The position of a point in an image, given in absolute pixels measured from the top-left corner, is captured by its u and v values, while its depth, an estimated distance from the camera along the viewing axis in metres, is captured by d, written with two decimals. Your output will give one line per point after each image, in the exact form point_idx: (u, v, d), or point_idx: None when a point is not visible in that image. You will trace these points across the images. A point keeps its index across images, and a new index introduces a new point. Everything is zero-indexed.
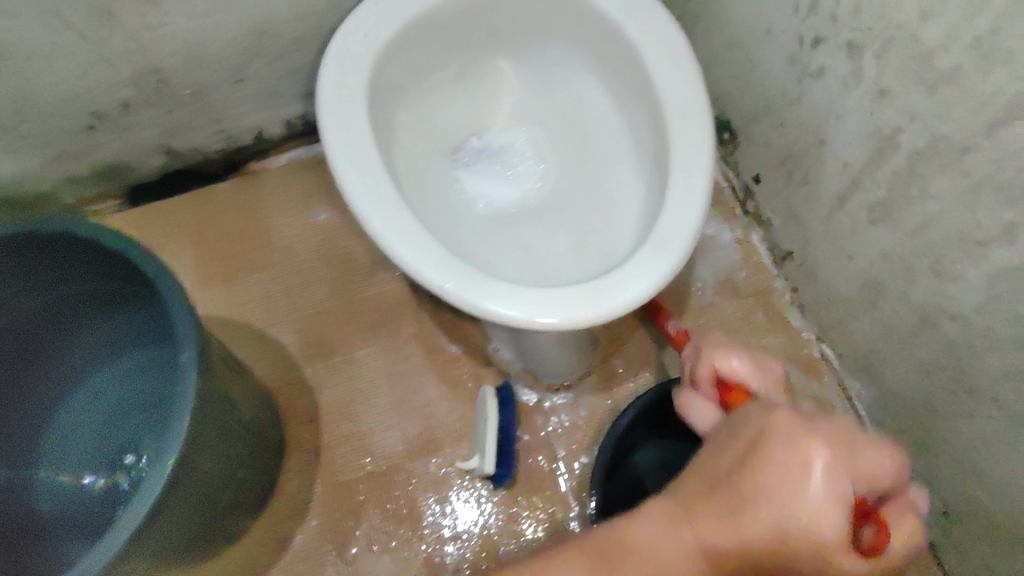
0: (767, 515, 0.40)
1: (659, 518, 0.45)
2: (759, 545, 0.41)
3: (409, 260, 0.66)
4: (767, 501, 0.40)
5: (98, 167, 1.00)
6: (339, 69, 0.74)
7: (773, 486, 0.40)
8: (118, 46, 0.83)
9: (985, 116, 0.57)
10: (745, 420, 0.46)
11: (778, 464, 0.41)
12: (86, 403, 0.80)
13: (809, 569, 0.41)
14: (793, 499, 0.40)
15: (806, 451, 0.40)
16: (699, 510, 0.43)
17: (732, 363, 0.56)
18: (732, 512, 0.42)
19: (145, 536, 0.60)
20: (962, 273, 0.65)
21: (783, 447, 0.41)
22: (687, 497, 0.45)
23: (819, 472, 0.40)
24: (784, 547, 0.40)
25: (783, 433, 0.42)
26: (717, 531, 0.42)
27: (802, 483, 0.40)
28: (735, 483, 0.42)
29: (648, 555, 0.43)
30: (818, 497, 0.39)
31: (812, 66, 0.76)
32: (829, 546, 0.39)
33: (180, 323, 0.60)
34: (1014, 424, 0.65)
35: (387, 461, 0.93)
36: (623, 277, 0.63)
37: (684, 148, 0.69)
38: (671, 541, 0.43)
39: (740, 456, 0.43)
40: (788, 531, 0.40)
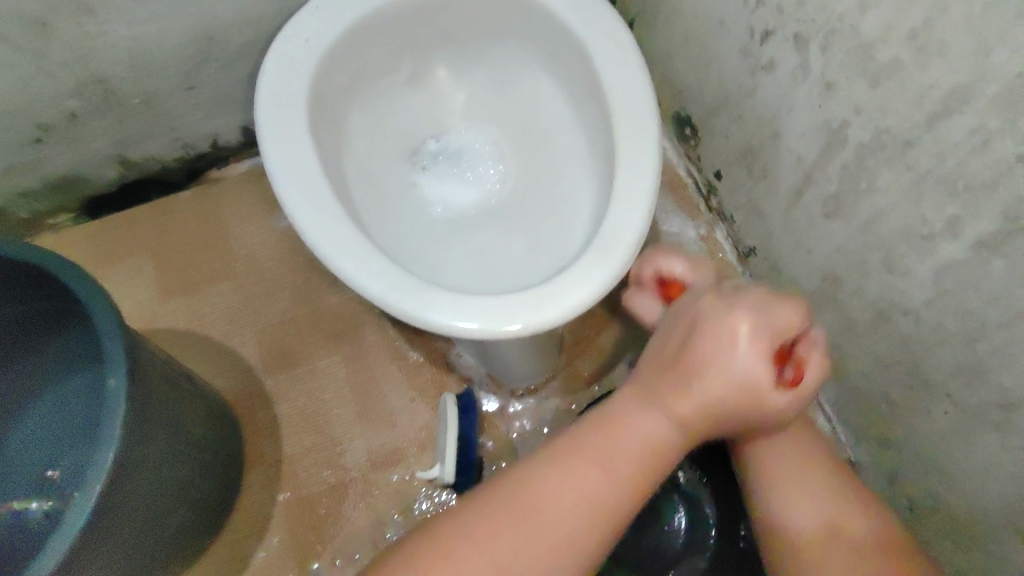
0: (717, 379, 0.50)
1: (632, 404, 0.52)
2: (709, 400, 0.50)
3: (347, 270, 0.65)
4: (714, 367, 0.50)
5: (51, 179, 0.98)
6: (278, 77, 0.73)
7: (714, 358, 0.50)
8: (58, 57, 0.82)
9: (925, 108, 0.56)
10: (678, 316, 0.56)
11: (710, 335, 0.51)
12: (30, 428, 0.76)
13: (758, 412, 0.50)
14: (728, 364, 0.49)
15: (730, 325, 0.50)
16: (660, 387, 0.52)
17: (676, 264, 0.66)
18: (687, 382, 0.50)
19: (78, 558, 0.61)
20: (912, 268, 0.64)
21: (711, 326, 0.51)
22: (651, 381, 0.53)
23: (744, 336, 0.49)
24: (732, 399, 0.50)
25: (711, 316, 0.52)
26: (681, 401, 0.50)
27: (733, 347, 0.49)
28: (683, 361, 0.52)
29: (634, 429, 0.51)
30: (746, 357, 0.49)
31: (763, 59, 0.74)
32: (764, 392, 0.49)
33: (110, 341, 0.62)
34: (967, 420, 0.64)
35: (350, 471, 0.92)
36: (567, 281, 0.62)
37: (629, 149, 0.68)
38: (650, 416, 0.51)
39: (679, 345, 0.53)
40: (728, 385, 0.49)
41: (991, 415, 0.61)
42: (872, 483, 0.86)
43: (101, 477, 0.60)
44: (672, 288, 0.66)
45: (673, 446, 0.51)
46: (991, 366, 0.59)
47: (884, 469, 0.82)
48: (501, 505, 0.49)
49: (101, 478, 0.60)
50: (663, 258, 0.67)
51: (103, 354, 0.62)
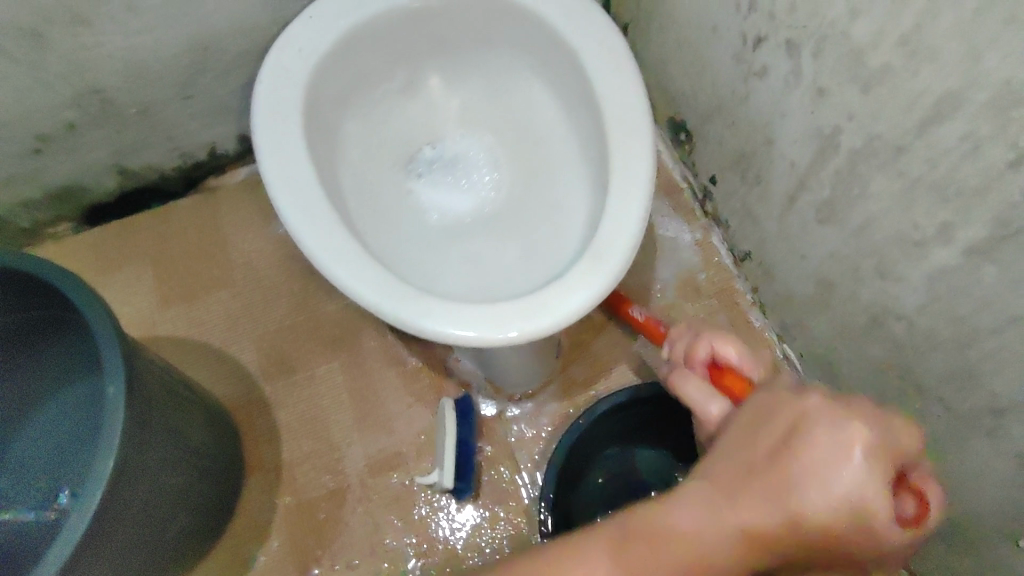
0: (812, 503, 0.35)
1: (696, 505, 0.39)
2: (797, 528, 0.36)
3: (343, 279, 0.66)
4: (814, 486, 0.35)
5: (50, 189, 0.99)
6: (273, 86, 0.74)
7: (817, 473, 0.36)
8: (55, 68, 0.82)
9: (916, 115, 0.56)
10: (776, 401, 0.41)
11: (817, 444, 0.36)
12: (31, 435, 0.77)
13: (860, 553, 0.36)
14: (834, 485, 0.35)
15: (845, 434, 0.36)
16: (735, 493, 0.38)
17: (731, 352, 0.57)
18: (771, 500, 0.36)
19: (77, 567, 0.61)
20: (904, 274, 0.64)
21: (822, 432, 0.36)
22: (725, 485, 0.39)
23: (863, 452, 0.35)
24: (831, 531, 0.35)
25: (819, 418, 0.37)
26: (755, 518, 0.37)
27: (847, 462, 0.35)
28: (771, 470, 0.37)
29: (687, 540, 0.38)
30: (859, 477, 0.35)
31: (756, 65, 0.74)
32: (879, 528, 0.35)
33: (107, 351, 0.62)
34: (960, 424, 0.64)
35: (348, 478, 0.93)
36: (561, 289, 0.63)
37: (622, 156, 0.68)
38: (711, 526, 0.38)
39: (771, 444, 0.39)
40: (830, 512, 0.35)
41: (984, 420, 0.61)
42: None
43: (101, 486, 0.61)
44: (727, 373, 0.56)
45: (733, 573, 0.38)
46: (983, 372, 0.59)
47: None
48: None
49: (100, 488, 0.61)
50: (719, 342, 0.59)
51: (101, 365, 0.63)
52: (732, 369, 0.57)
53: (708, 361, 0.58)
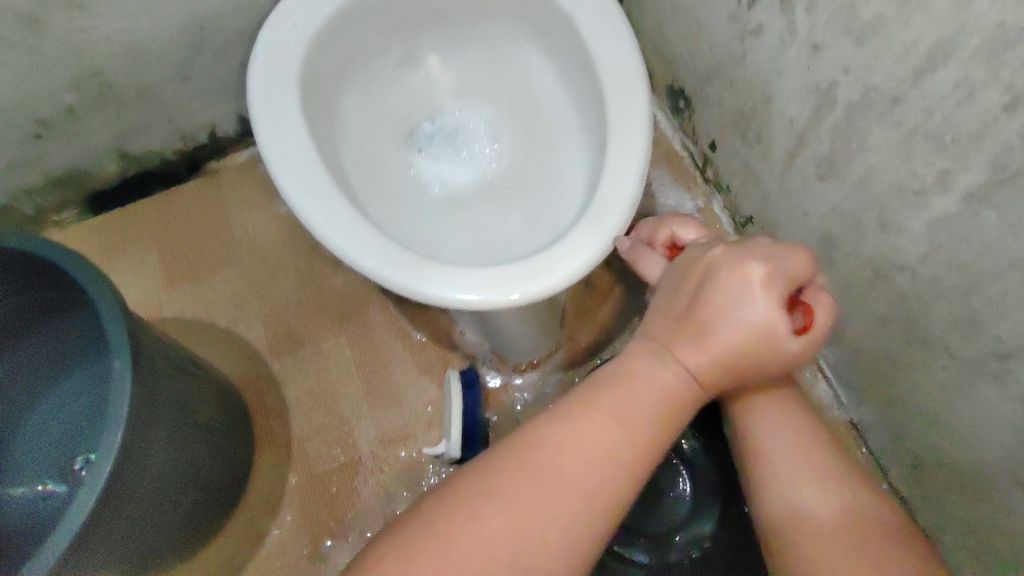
0: (725, 330, 0.44)
1: (645, 357, 0.46)
2: (723, 353, 0.44)
3: (345, 248, 0.66)
4: (726, 320, 0.44)
5: (53, 175, 0.99)
6: (269, 61, 0.74)
7: (725, 311, 0.44)
8: (52, 52, 0.82)
9: (910, 64, 0.56)
10: (692, 264, 0.49)
11: (727, 288, 0.45)
12: (53, 412, 0.78)
13: (772, 365, 0.45)
14: (743, 312, 0.44)
15: (742, 276, 0.45)
16: (671, 338, 0.46)
17: (688, 232, 0.60)
18: (700, 333, 0.45)
19: (92, 534, 0.62)
20: (906, 225, 0.64)
21: (729, 276, 0.45)
22: (660, 335, 0.47)
23: (759, 282, 0.44)
24: (747, 351, 0.44)
25: (723, 266, 0.46)
26: (693, 354, 0.45)
27: (749, 299, 0.44)
28: (693, 316, 0.46)
29: (645, 382, 0.44)
30: (760, 304, 0.43)
31: (752, 24, 0.74)
32: (779, 341, 0.44)
33: (111, 325, 0.63)
34: (966, 372, 0.64)
35: (358, 451, 0.94)
36: (562, 251, 0.63)
37: (620, 119, 0.68)
38: (659, 367, 0.45)
39: (691, 297, 0.47)
40: (742, 334, 0.44)
41: (990, 365, 0.61)
42: (877, 442, 0.86)
43: (111, 457, 0.61)
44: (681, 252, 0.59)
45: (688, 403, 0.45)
46: (987, 319, 0.59)
47: (888, 428, 0.82)
48: (499, 469, 0.42)
49: (110, 458, 0.61)
50: (678, 226, 0.61)
51: (108, 339, 0.64)
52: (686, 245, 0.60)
53: (667, 244, 0.61)
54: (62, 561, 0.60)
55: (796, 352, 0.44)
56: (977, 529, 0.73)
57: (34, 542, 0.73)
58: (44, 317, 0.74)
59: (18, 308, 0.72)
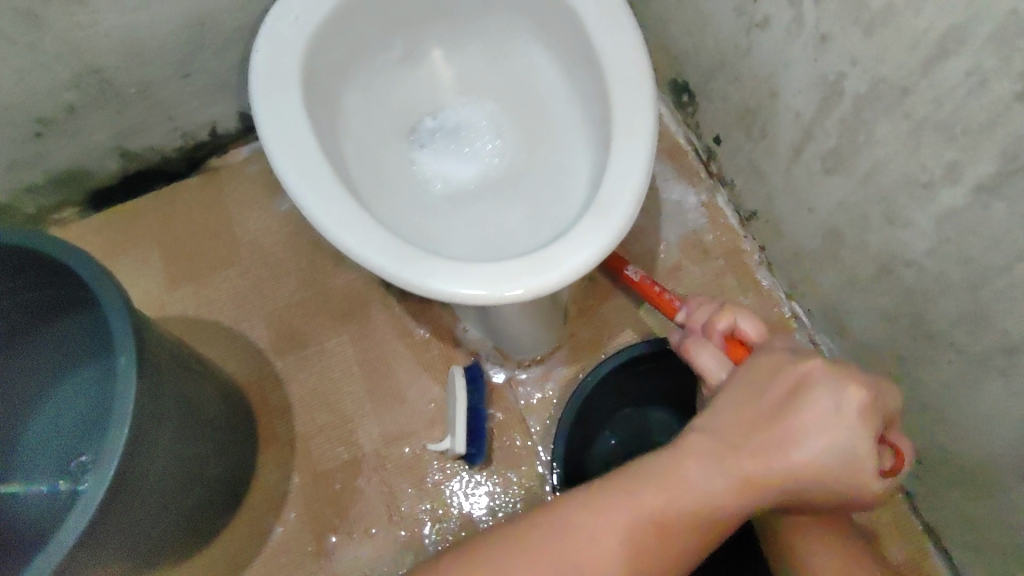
0: (807, 455, 0.46)
1: (704, 454, 0.48)
2: (795, 475, 0.47)
3: (348, 243, 0.66)
4: (802, 441, 0.46)
5: (55, 173, 0.99)
6: (271, 55, 0.74)
7: (807, 434, 0.46)
8: (53, 49, 0.82)
9: (920, 54, 0.56)
10: (771, 366, 0.51)
11: (819, 411, 0.46)
12: (60, 409, 0.77)
13: (846, 494, 0.47)
14: (832, 442, 0.46)
15: (844, 399, 0.46)
16: (741, 441, 0.48)
17: (749, 323, 0.59)
18: (777, 451, 0.47)
19: (97, 530, 0.62)
20: (913, 218, 0.64)
21: (827, 391, 0.46)
22: (728, 434, 0.49)
23: (857, 413, 0.45)
24: (817, 477, 0.46)
25: (821, 380, 0.47)
26: (760, 469, 0.47)
27: (835, 428, 0.45)
28: (774, 426, 0.47)
29: (695, 485, 0.48)
30: (853, 434, 0.45)
31: (758, 17, 0.73)
32: (860, 476, 0.46)
33: (117, 322, 0.63)
34: (973, 367, 0.64)
35: (361, 448, 0.94)
36: (568, 246, 0.63)
37: (625, 112, 0.68)
38: (716, 471, 0.47)
39: (774, 405, 0.48)
40: (825, 459, 0.46)
41: (998, 360, 0.61)
42: None
43: (116, 454, 0.61)
44: (743, 350, 0.59)
45: (733, 511, 0.48)
46: (994, 312, 0.59)
47: None
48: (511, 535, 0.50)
49: (115, 455, 0.61)
50: (738, 313, 0.60)
51: (112, 335, 0.63)
52: (749, 345, 0.59)
53: (725, 334, 0.60)
54: (68, 557, 0.60)
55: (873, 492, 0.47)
56: (982, 524, 0.73)
57: (36, 544, 0.72)
58: (52, 314, 0.75)
59: (27, 305, 0.73)
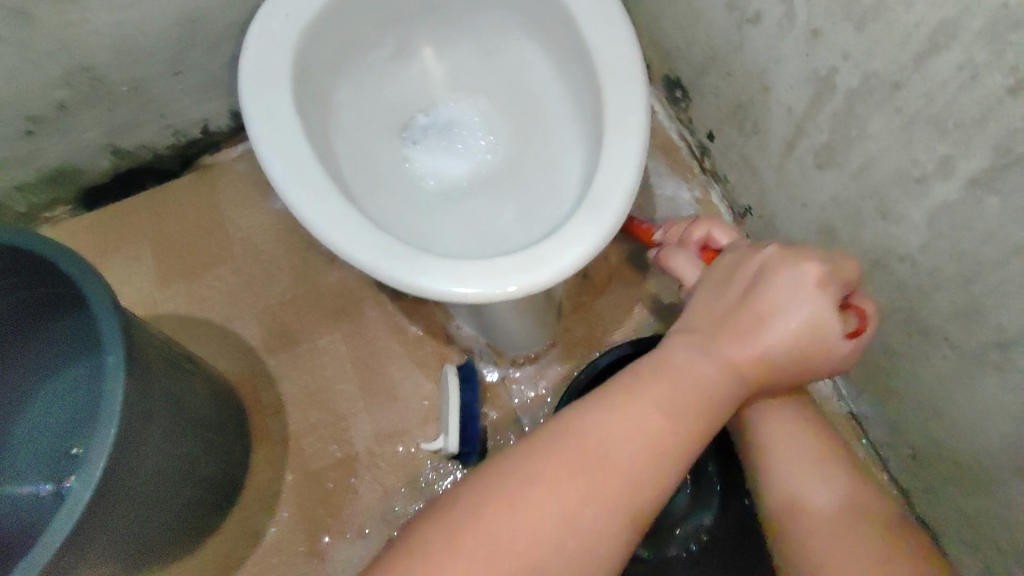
0: (778, 329, 0.44)
1: (687, 348, 0.45)
2: (773, 351, 0.44)
3: (338, 241, 0.66)
4: (775, 316, 0.44)
5: (46, 172, 0.98)
6: (260, 52, 0.73)
7: (774, 309, 0.44)
8: (42, 47, 0.81)
9: (912, 49, 0.55)
10: (731, 265, 0.49)
11: (783, 287, 0.44)
12: (50, 406, 0.77)
13: (829, 364, 0.45)
14: (795, 312, 0.44)
15: (799, 272, 0.44)
16: (715, 331, 0.46)
17: (723, 234, 0.58)
18: (750, 330, 0.44)
19: (85, 531, 0.62)
20: (906, 214, 0.63)
21: (784, 269, 0.45)
22: (705, 329, 0.46)
23: (815, 281, 0.44)
24: (792, 353, 0.44)
25: (778, 264, 0.45)
26: (738, 348, 0.44)
27: (799, 298, 0.44)
28: (741, 313, 0.45)
29: (689, 372, 0.44)
30: (814, 302, 0.43)
31: (749, 11, 0.73)
32: (830, 339, 0.44)
33: (105, 321, 0.62)
34: (967, 363, 0.64)
35: (355, 446, 0.93)
36: (559, 242, 0.62)
37: (617, 108, 0.67)
38: (703, 359, 0.44)
39: (739, 295, 0.46)
40: (796, 331, 0.44)
41: (992, 356, 0.60)
42: (875, 435, 0.86)
43: (103, 454, 0.61)
44: (714, 255, 0.58)
45: (729, 394, 0.44)
46: (988, 308, 0.59)
47: (887, 420, 0.82)
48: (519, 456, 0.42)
49: (103, 455, 0.61)
50: (714, 224, 0.59)
51: (100, 334, 0.63)
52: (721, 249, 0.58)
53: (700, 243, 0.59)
54: (56, 557, 0.59)
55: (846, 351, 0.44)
56: (977, 520, 0.72)
57: (27, 544, 0.72)
58: (39, 312, 0.74)
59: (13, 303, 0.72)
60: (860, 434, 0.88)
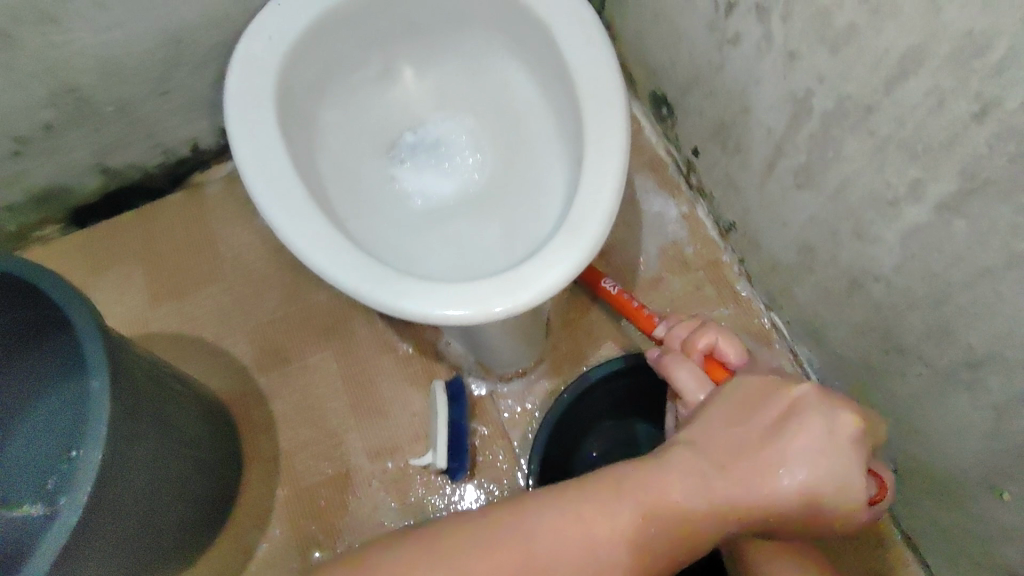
0: (782, 484, 0.51)
1: (691, 466, 0.53)
2: (761, 505, 0.52)
3: (321, 264, 0.66)
4: (794, 469, 0.52)
5: (35, 191, 0.99)
6: (245, 75, 0.74)
7: (796, 459, 0.52)
8: (29, 68, 0.82)
9: (883, 73, 0.56)
10: (749, 390, 0.57)
11: (806, 442, 0.52)
12: (54, 420, 0.77)
13: (823, 518, 0.53)
14: (802, 472, 0.52)
15: (831, 425, 0.53)
16: (732, 466, 0.52)
17: (731, 352, 0.67)
18: (750, 464, 0.52)
19: (71, 555, 0.62)
20: (881, 234, 0.65)
21: (813, 420, 0.53)
22: (721, 457, 0.53)
23: (845, 439, 0.52)
24: (799, 506, 0.52)
25: (807, 408, 0.54)
26: (735, 492, 0.52)
27: (807, 444, 0.52)
28: (758, 451, 0.53)
29: (686, 500, 0.51)
30: (824, 459, 0.52)
31: (729, 33, 0.74)
32: (825, 505, 0.53)
33: (89, 345, 0.63)
34: (940, 381, 0.65)
35: (345, 463, 0.94)
36: (539, 265, 0.63)
37: (596, 130, 0.68)
38: (698, 488, 0.52)
39: (758, 442, 0.54)
40: (790, 494, 0.51)
41: (963, 374, 0.62)
42: None
43: (88, 480, 0.61)
44: (721, 372, 0.66)
45: (715, 532, 0.52)
46: (958, 327, 0.60)
47: None
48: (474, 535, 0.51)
49: (88, 481, 0.61)
50: (721, 338, 0.67)
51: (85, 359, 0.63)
52: (728, 367, 0.66)
53: (705, 353, 0.67)
54: None
55: (836, 516, 0.53)
56: (954, 535, 0.74)
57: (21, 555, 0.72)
58: (36, 330, 0.75)
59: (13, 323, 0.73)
60: None
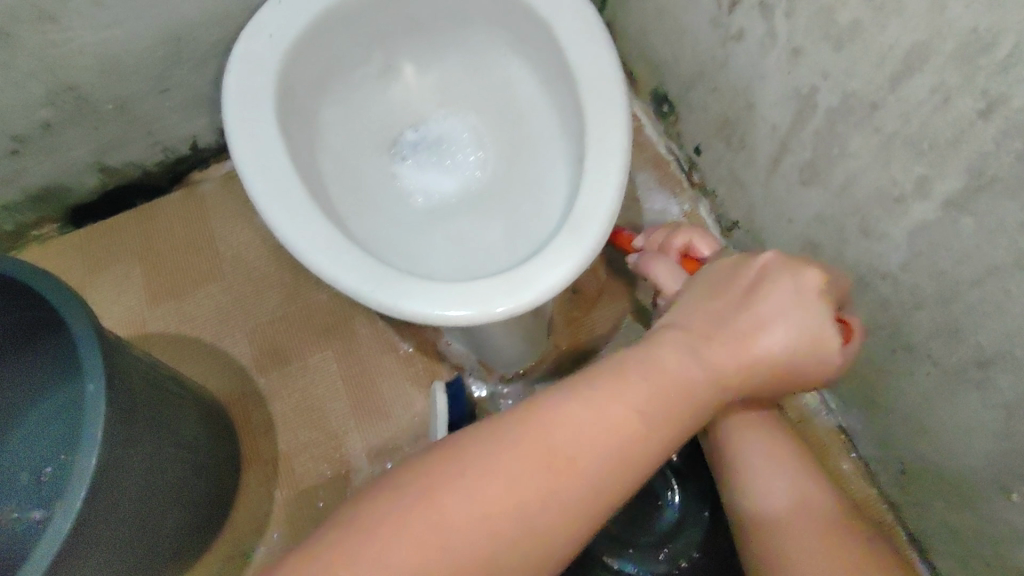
0: (761, 342, 0.45)
1: (676, 343, 0.44)
2: (751, 366, 0.44)
3: (320, 263, 0.66)
4: (771, 328, 0.45)
5: (32, 191, 0.98)
6: (245, 72, 0.73)
7: (769, 319, 0.45)
8: (26, 67, 0.81)
9: (888, 70, 0.56)
10: (716, 272, 0.51)
11: (779, 302, 0.46)
12: (48, 424, 0.77)
13: (809, 378, 0.47)
14: (783, 329, 0.45)
15: (797, 287, 0.46)
16: (709, 339, 0.44)
17: (704, 246, 0.61)
18: (737, 340, 0.45)
19: (67, 561, 0.62)
20: (887, 232, 0.64)
21: (782, 285, 0.46)
22: (697, 330, 0.45)
23: (812, 299, 0.46)
24: (788, 357, 0.45)
25: (778, 281, 0.47)
26: (726, 357, 0.44)
27: (782, 323, 0.45)
28: (735, 327, 0.46)
29: (676, 370, 0.42)
30: (813, 322, 0.45)
31: (733, 29, 0.73)
32: (826, 352, 0.46)
33: (85, 349, 0.62)
34: (948, 380, 0.64)
35: (346, 464, 0.93)
36: (540, 264, 0.62)
37: (598, 128, 0.68)
38: (693, 360, 0.43)
39: (735, 305, 0.47)
40: (773, 353, 0.45)
41: (972, 373, 0.61)
42: (865, 449, 0.86)
43: (84, 485, 0.60)
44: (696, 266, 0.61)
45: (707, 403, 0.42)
46: (966, 327, 0.59)
47: (875, 434, 0.82)
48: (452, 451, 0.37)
49: (83, 487, 0.60)
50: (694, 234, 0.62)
51: (81, 363, 0.63)
52: (703, 261, 0.61)
53: (681, 250, 0.61)
54: None
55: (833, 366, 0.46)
56: (964, 535, 0.73)
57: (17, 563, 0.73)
58: (31, 333, 0.74)
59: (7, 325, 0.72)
60: (848, 447, 0.89)
